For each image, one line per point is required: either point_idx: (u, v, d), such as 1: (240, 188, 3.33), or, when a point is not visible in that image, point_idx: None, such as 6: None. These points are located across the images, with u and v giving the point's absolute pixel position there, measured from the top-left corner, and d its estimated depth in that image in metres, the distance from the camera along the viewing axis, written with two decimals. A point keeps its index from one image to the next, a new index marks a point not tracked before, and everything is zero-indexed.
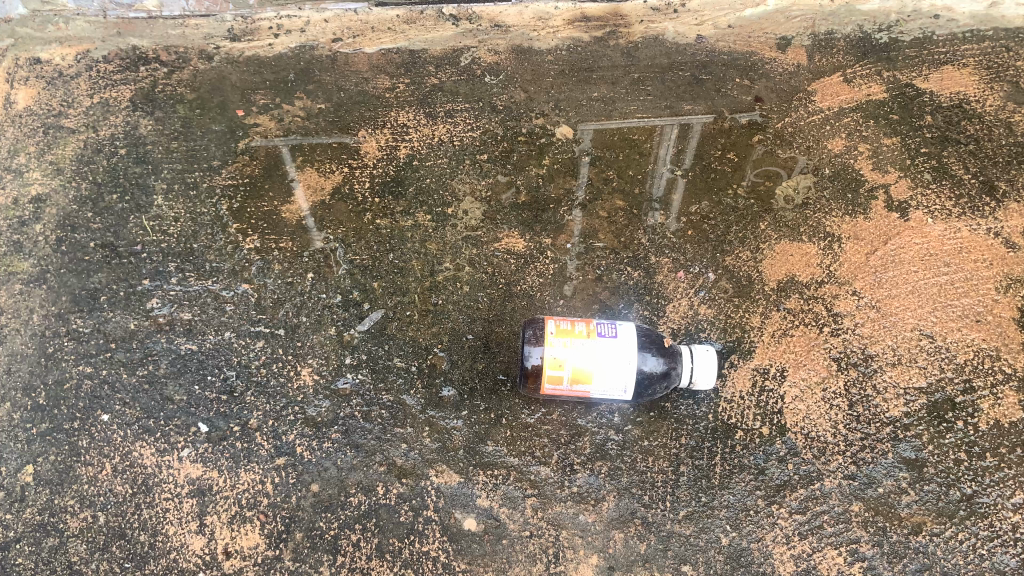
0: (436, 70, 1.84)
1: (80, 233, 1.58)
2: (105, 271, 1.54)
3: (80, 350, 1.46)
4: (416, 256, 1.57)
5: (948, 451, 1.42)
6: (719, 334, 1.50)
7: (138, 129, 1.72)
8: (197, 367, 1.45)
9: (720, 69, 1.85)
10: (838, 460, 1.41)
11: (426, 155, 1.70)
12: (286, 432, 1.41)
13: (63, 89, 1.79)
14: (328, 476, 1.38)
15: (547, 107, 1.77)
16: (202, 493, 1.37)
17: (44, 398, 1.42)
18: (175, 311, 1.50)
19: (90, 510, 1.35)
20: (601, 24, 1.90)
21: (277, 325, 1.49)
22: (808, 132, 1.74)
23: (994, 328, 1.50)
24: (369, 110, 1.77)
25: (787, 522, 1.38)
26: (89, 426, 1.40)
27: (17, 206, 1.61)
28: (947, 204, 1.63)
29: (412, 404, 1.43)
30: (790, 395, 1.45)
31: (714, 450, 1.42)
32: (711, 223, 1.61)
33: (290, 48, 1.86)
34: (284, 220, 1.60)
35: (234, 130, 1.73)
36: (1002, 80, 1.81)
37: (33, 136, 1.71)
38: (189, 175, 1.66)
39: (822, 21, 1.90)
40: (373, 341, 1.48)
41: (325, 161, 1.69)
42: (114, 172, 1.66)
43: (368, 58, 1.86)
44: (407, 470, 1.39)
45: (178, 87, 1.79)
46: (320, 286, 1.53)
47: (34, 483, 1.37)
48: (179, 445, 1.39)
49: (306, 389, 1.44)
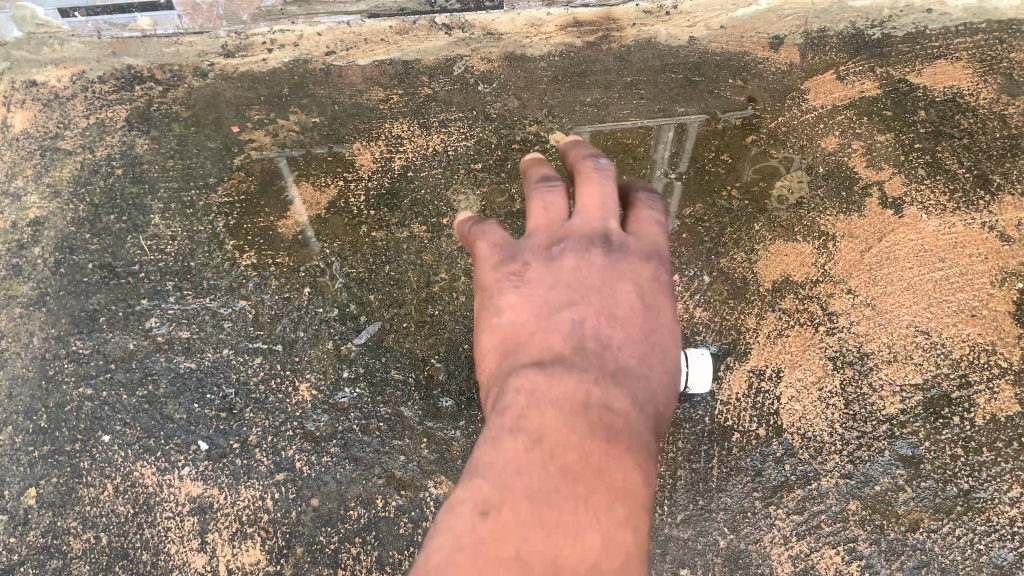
0: (430, 80, 1.81)
1: (79, 254, 1.60)
2: (103, 292, 1.55)
3: (80, 372, 1.48)
4: (412, 267, 1.57)
5: (945, 446, 1.42)
6: (715, 336, 1.50)
7: (134, 149, 1.73)
8: (197, 385, 1.47)
9: (713, 69, 1.82)
10: (835, 460, 1.42)
11: (420, 165, 1.70)
12: (286, 448, 1.42)
13: (59, 111, 1.79)
14: (327, 491, 1.40)
15: (541, 113, 1.77)
16: (202, 511, 1.39)
17: (45, 420, 1.44)
18: (174, 330, 1.51)
19: (92, 531, 1.39)
20: (594, 28, 1.85)
21: (275, 340, 1.50)
22: (801, 131, 1.73)
23: (989, 322, 1.51)
24: (363, 123, 1.75)
25: (785, 523, 1.40)
26: (90, 447, 1.42)
27: (17, 229, 1.63)
28: (942, 198, 1.64)
29: (410, 416, 1.44)
30: (787, 396, 1.45)
31: (711, 452, 1.42)
32: (705, 226, 1.61)
33: (284, 63, 1.83)
34: (281, 236, 1.61)
35: (229, 147, 1.72)
36: (996, 72, 1.80)
37: (30, 159, 1.72)
38: (186, 193, 1.66)
39: (813, 19, 1.86)
40: (370, 353, 1.49)
41: (321, 175, 1.69)
42: (112, 193, 1.67)
43: (361, 70, 1.82)
44: (405, 482, 1.41)
45: (173, 105, 1.78)
46: (317, 301, 1.54)
47: (37, 507, 1.40)
48: (180, 464, 1.41)
49: (305, 404, 1.45)
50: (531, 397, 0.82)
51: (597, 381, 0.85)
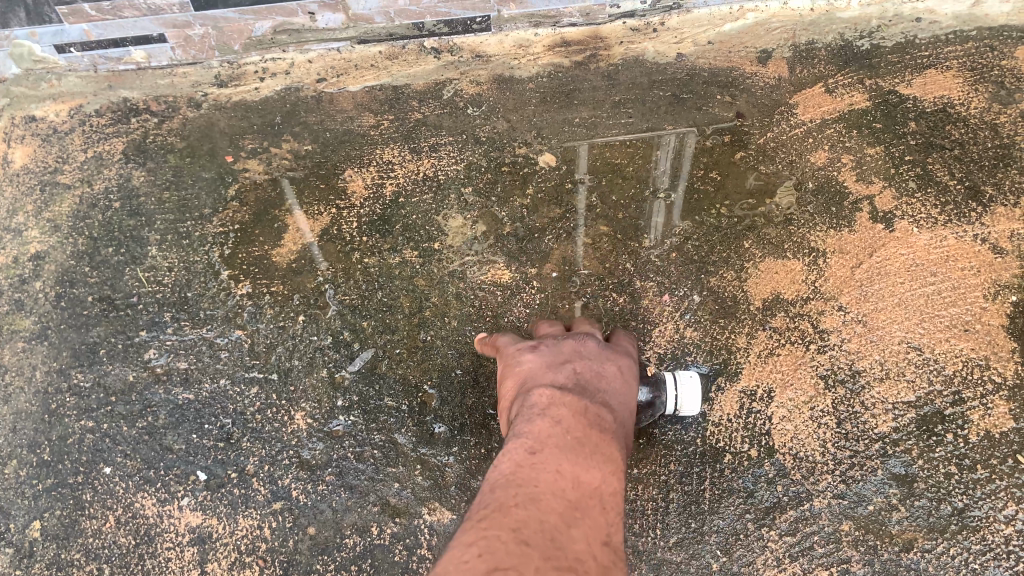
0: (420, 105, 1.84)
1: (79, 287, 1.63)
2: (103, 325, 1.58)
3: (81, 405, 1.51)
4: (404, 293, 1.59)
5: (938, 464, 1.42)
6: (706, 356, 1.51)
7: (131, 181, 1.76)
8: (195, 416, 1.50)
9: (701, 86, 1.82)
10: (827, 480, 1.43)
11: (412, 191, 1.72)
12: (282, 477, 1.45)
13: (58, 146, 1.83)
14: (324, 519, 1.44)
15: (530, 135, 1.78)
16: (202, 541, 1.43)
17: (48, 454, 1.48)
18: (172, 360, 1.54)
19: (95, 562, 1.43)
20: (581, 48, 1.89)
21: (270, 369, 1.52)
22: (790, 146, 1.73)
23: (983, 337, 1.50)
24: (355, 149, 1.78)
25: (778, 545, 1.41)
26: (92, 479, 1.46)
27: (18, 264, 1.67)
28: (933, 211, 1.63)
29: (404, 442, 1.46)
30: (778, 416, 1.46)
31: (703, 474, 1.44)
32: (695, 244, 1.61)
33: (276, 91, 1.88)
34: (275, 265, 1.63)
35: (223, 176, 1.75)
36: (987, 80, 1.78)
37: (30, 194, 1.76)
38: (182, 224, 1.69)
39: (802, 31, 1.88)
40: (363, 381, 1.51)
41: (314, 203, 1.71)
42: (109, 227, 1.70)
43: (352, 96, 1.87)
44: (401, 509, 1.44)
45: (168, 136, 1.82)
46: (311, 329, 1.56)
47: (42, 539, 1.44)
48: (180, 494, 1.45)
49: (300, 433, 1.48)
50: (550, 400, 0.95)
51: (594, 386, 1.02)
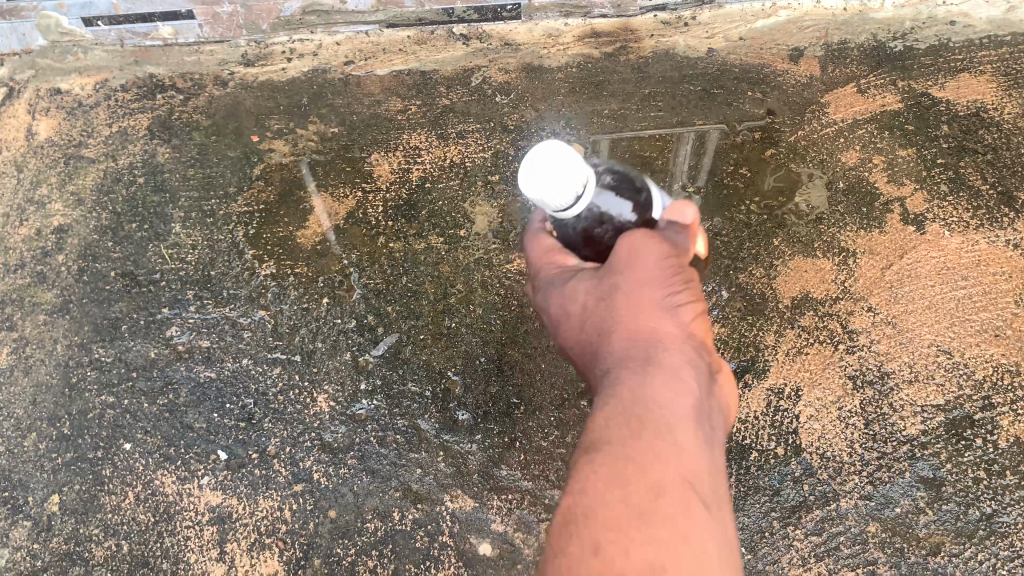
0: (448, 91, 1.82)
1: (101, 262, 1.62)
2: (125, 300, 1.57)
3: (102, 380, 1.51)
4: (429, 278, 1.58)
5: (967, 469, 1.41)
6: (733, 352, 1.50)
7: (156, 158, 1.74)
8: (216, 395, 1.49)
9: (732, 82, 1.81)
10: (855, 480, 1.41)
11: (438, 176, 1.70)
12: (303, 459, 1.44)
13: (83, 119, 1.81)
14: (345, 502, 1.41)
15: (559, 125, 1.77)
16: (222, 521, 1.41)
17: (68, 427, 1.47)
18: (194, 338, 1.53)
19: (113, 538, 1.41)
20: (612, 39, 1.88)
21: (294, 350, 1.51)
22: (822, 145, 1.71)
23: (1014, 343, 1.49)
24: (381, 133, 1.77)
25: (803, 544, 1.38)
26: (112, 455, 1.45)
27: (41, 236, 1.66)
28: (964, 215, 1.62)
29: (427, 428, 1.45)
30: (805, 415, 1.45)
31: (728, 470, 1.43)
32: (724, 240, 1.60)
33: (302, 72, 1.87)
34: (300, 246, 1.62)
35: (249, 156, 1.74)
36: (1020, 85, 1.77)
37: (54, 167, 1.75)
38: (206, 202, 1.68)
39: (835, 30, 1.87)
40: (387, 365, 1.50)
41: (340, 185, 1.70)
42: (134, 202, 1.69)
43: (379, 80, 1.85)
44: (423, 496, 1.41)
45: (195, 114, 1.80)
46: (336, 312, 1.55)
47: (60, 513, 1.42)
48: (200, 473, 1.44)
49: (322, 415, 1.47)
50: None
51: None
